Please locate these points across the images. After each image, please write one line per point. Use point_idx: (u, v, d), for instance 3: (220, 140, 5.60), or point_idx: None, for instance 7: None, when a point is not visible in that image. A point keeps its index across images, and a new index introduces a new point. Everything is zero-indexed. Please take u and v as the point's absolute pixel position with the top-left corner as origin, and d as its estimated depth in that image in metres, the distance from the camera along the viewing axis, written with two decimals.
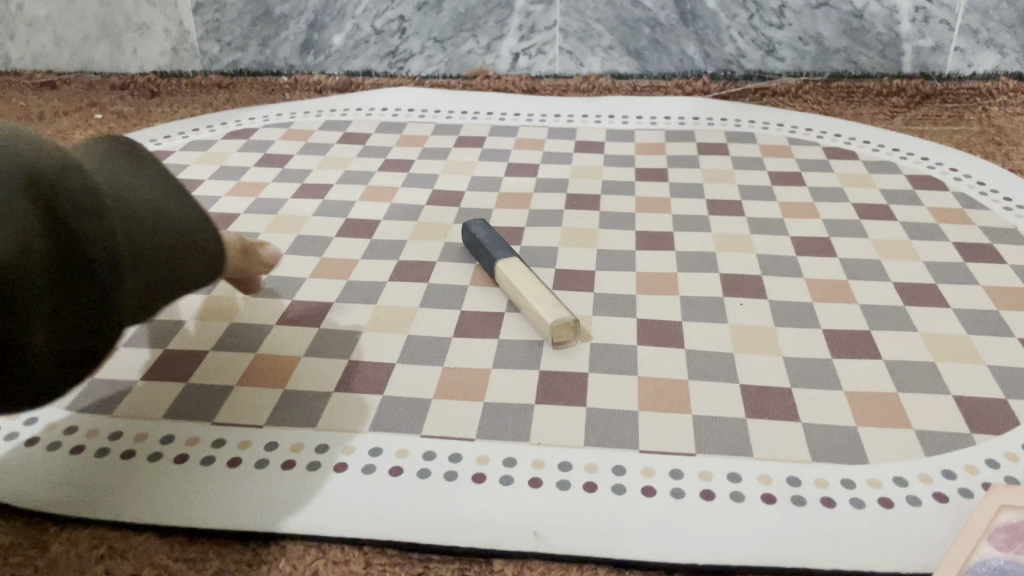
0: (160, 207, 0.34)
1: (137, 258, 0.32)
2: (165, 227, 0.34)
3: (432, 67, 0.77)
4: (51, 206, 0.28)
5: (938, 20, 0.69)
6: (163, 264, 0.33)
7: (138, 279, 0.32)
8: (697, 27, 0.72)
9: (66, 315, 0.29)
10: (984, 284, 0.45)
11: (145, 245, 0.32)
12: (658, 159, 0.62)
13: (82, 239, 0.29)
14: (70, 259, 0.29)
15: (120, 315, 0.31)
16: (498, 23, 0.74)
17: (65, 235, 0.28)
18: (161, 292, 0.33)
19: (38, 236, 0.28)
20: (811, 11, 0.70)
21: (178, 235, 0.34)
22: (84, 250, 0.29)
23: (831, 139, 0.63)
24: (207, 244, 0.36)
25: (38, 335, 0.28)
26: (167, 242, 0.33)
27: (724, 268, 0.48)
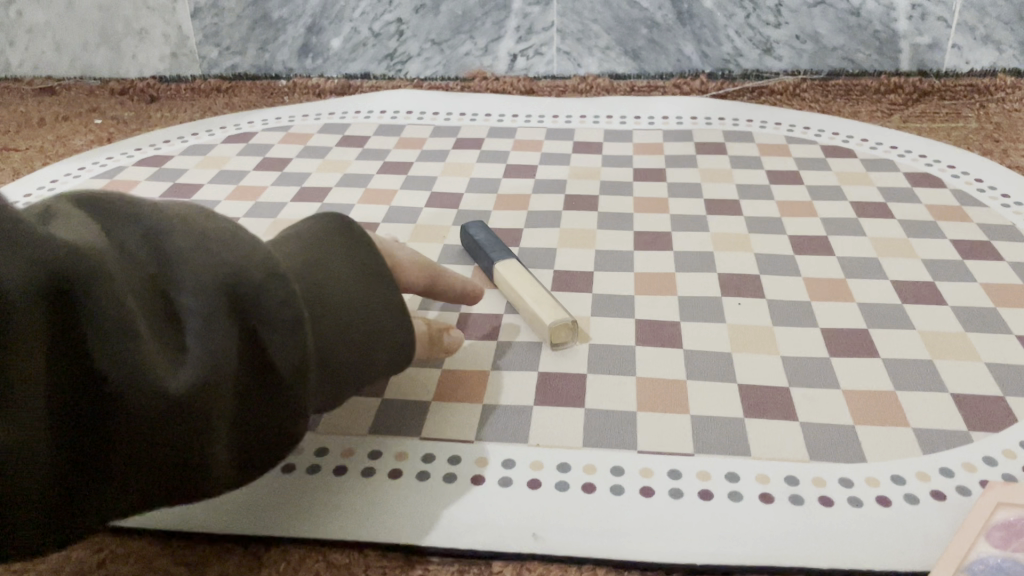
0: (364, 309, 0.32)
1: (328, 370, 0.31)
2: (363, 332, 0.32)
3: (431, 69, 0.77)
4: (246, 331, 0.27)
5: (935, 18, 0.69)
6: (355, 370, 0.32)
7: (321, 386, 0.31)
8: (695, 26, 0.72)
9: (241, 434, 0.28)
10: (982, 281, 0.45)
11: (338, 356, 0.31)
12: (656, 159, 0.62)
13: (272, 361, 0.28)
14: (253, 382, 0.28)
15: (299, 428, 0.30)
16: (496, 25, 0.74)
17: (255, 356, 0.28)
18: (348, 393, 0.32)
19: (232, 364, 0.27)
20: (808, 10, 0.70)
21: (378, 338, 0.32)
22: (272, 370, 0.28)
23: (829, 137, 0.63)
24: (400, 347, 0.33)
25: (222, 455, 0.28)
26: (364, 347, 0.32)
27: (722, 268, 0.48)
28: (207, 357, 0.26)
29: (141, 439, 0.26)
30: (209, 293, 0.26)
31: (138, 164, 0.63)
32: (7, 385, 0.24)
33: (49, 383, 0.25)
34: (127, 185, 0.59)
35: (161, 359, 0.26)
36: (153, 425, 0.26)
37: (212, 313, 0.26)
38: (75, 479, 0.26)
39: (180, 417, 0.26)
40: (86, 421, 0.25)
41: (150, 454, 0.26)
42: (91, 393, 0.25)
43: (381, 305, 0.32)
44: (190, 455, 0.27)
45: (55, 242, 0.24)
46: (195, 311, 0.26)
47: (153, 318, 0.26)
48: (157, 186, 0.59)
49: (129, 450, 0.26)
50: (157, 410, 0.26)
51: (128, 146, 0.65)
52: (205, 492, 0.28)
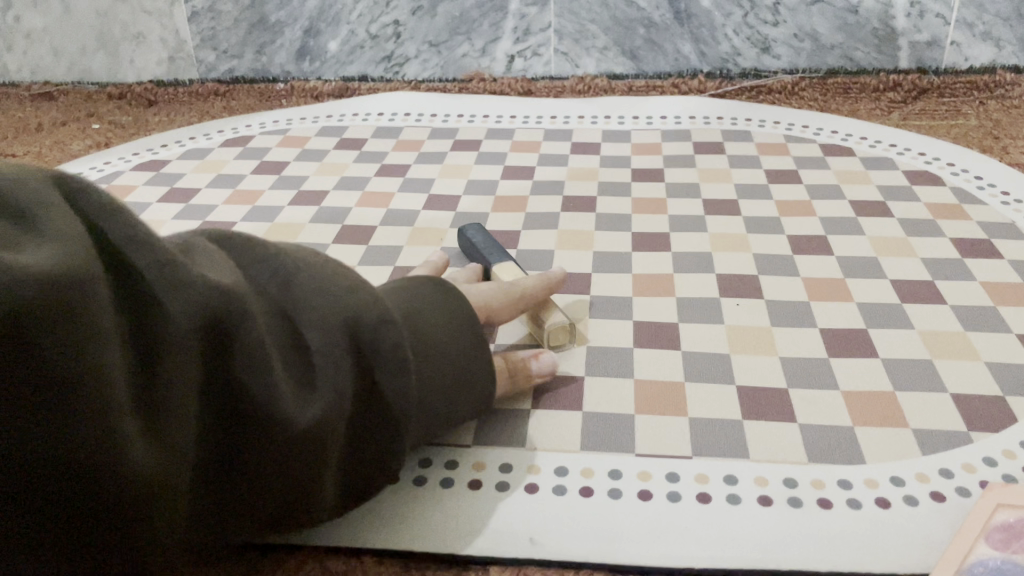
0: (461, 351, 0.33)
1: (426, 410, 0.32)
2: (460, 371, 0.33)
3: (428, 71, 0.77)
4: (364, 372, 0.29)
5: (934, 15, 0.69)
6: (450, 408, 0.33)
7: (422, 424, 0.32)
8: (693, 26, 0.72)
9: (349, 468, 0.29)
10: (982, 280, 0.45)
11: (435, 398, 0.32)
12: (654, 159, 0.62)
13: (383, 400, 0.29)
14: (364, 419, 0.29)
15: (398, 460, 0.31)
16: (493, 26, 0.74)
17: (371, 395, 0.29)
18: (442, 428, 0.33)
19: (350, 402, 0.28)
20: (807, 8, 0.70)
21: (471, 377, 0.34)
22: (385, 409, 0.29)
23: (828, 136, 0.63)
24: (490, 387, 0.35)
25: (332, 487, 0.29)
26: (458, 389, 0.33)
27: (721, 269, 0.47)
28: (333, 397, 0.27)
29: (268, 472, 0.27)
30: (333, 333, 0.28)
31: (135, 169, 0.62)
32: (164, 423, 0.24)
33: (194, 418, 0.25)
34: (124, 190, 0.59)
35: (293, 397, 0.27)
36: (281, 459, 0.27)
37: (336, 354, 0.28)
38: (202, 511, 0.26)
39: (303, 451, 0.27)
40: (220, 453, 0.26)
41: (270, 484, 0.27)
42: (230, 427, 0.26)
43: (473, 346, 0.34)
44: (307, 488, 0.28)
45: (210, 283, 0.25)
46: (323, 352, 0.27)
47: (283, 357, 0.27)
48: (154, 190, 0.59)
49: (253, 484, 0.27)
50: (288, 446, 0.27)
51: (127, 151, 0.65)
52: (313, 521, 0.29)
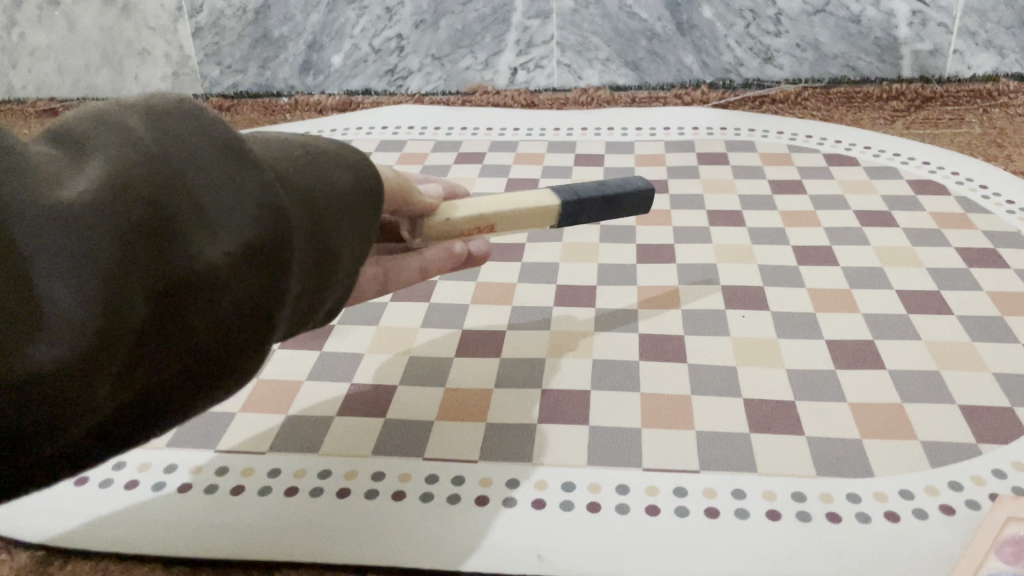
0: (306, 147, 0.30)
1: (293, 187, 0.27)
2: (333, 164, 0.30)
3: (432, 84, 0.77)
4: (177, 128, 0.25)
5: (936, 24, 0.68)
6: (340, 199, 0.29)
7: (316, 213, 0.28)
8: (694, 37, 0.71)
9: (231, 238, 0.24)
10: (988, 289, 0.45)
11: (298, 181, 0.28)
12: (657, 170, 0.62)
13: (228, 156, 0.25)
14: (221, 181, 0.25)
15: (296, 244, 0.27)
16: (496, 39, 0.73)
17: (209, 151, 0.25)
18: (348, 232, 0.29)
19: (157, 152, 0.24)
20: (809, 18, 0.69)
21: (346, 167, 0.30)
22: (212, 160, 0.25)
23: (832, 145, 0.63)
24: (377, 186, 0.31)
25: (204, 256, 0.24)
26: (322, 172, 0.29)
27: (726, 280, 0.47)
28: (137, 152, 0.24)
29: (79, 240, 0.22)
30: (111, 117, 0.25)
31: None
32: None
33: None
34: None
35: (71, 174, 0.23)
36: (115, 223, 0.22)
37: (122, 121, 0.24)
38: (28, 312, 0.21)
39: (112, 206, 0.22)
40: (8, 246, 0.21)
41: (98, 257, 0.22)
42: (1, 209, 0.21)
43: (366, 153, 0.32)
44: (154, 252, 0.23)
45: None
46: (106, 126, 0.24)
47: (67, 148, 0.24)
48: None
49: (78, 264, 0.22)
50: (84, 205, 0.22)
51: None
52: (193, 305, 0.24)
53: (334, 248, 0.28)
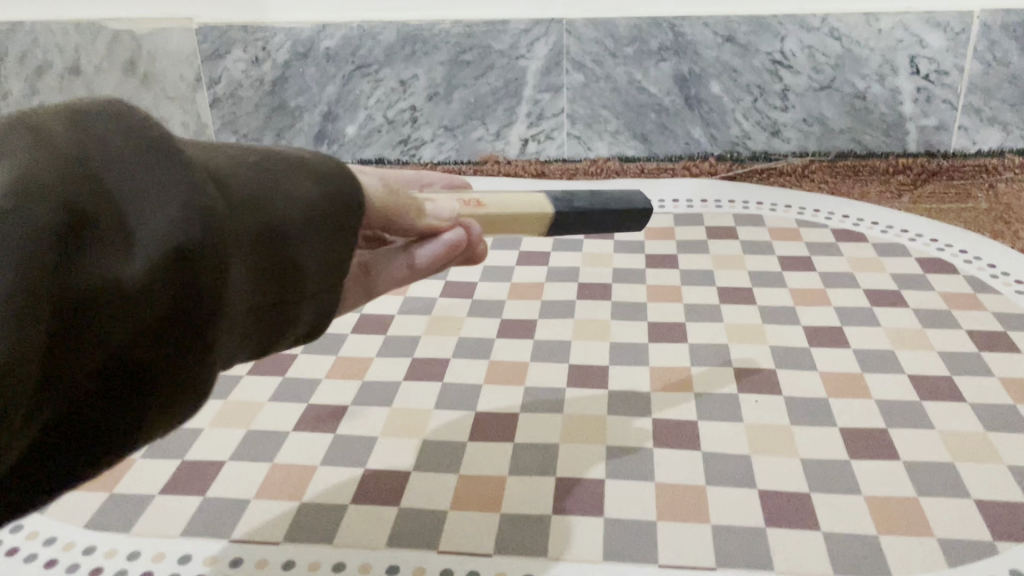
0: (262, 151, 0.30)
1: (233, 194, 0.28)
2: (286, 164, 0.30)
3: (444, 154, 0.77)
4: (95, 130, 0.25)
5: (941, 100, 0.68)
6: (297, 206, 0.29)
7: (265, 215, 0.28)
8: (702, 110, 0.72)
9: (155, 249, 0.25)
10: (1000, 375, 0.45)
11: (239, 184, 0.28)
12: (667, 244, 0.62)
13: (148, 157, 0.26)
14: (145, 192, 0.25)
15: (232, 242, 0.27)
16: (507, 111, 0.74)
17: (129, 154, 0.25)
18: (305, 231, 0.29)
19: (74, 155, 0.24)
20: (815, 93, 0.70)
21: (298, 168, 0.30)
22: (134, 166, 0.25)
23: (840, 221, 0.64)
24: (343, 187, 0.31)
25: (122, 271, 0.24)
26: (272, 176, 0.29)
27: (737, 361, 0.48)
28: (47, 153, 0.24)
29: None
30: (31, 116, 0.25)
31: None
32: None
33: None
34: None
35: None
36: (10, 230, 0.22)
37: (31, 118, 0.24)
38: None
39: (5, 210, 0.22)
40: None
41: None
42: None
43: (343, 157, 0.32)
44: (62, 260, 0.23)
45: None
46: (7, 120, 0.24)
47: None
48: None
49: None
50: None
51: None
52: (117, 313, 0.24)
53: (279, 254, 0.29)
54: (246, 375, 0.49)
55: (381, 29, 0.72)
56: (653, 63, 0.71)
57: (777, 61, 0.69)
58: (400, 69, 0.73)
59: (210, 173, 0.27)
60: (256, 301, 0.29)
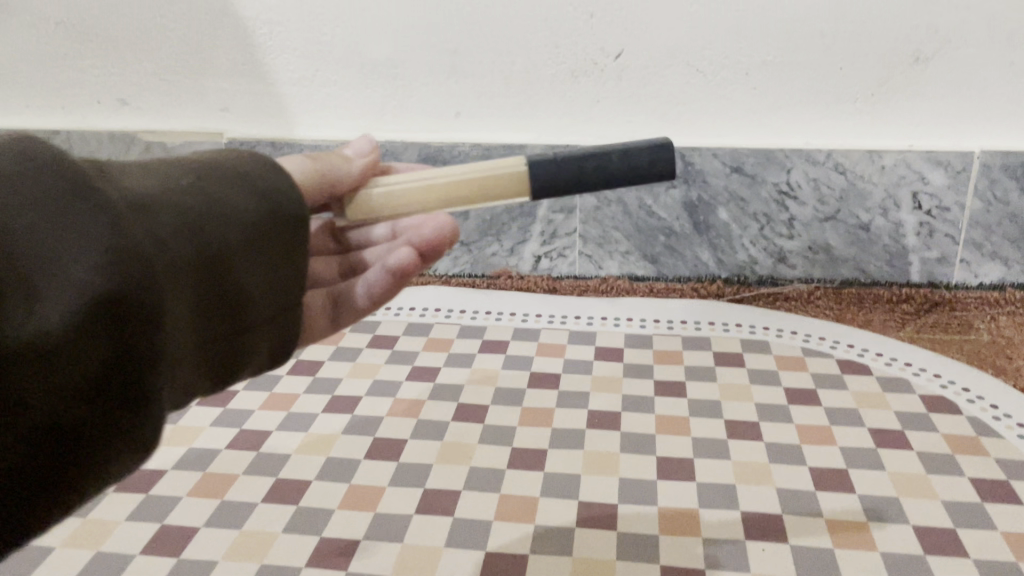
0: (193, 185, 0.36)
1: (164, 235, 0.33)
2: (224, 185, 0.36)
3: (458, 267, 0.79)
4: (23, 192, 0.30)
5: (943, 234, 0.71)
6: (225, 235, 0.35)
7: (200, 249, 0.34)
8: (711, 236, 0.74)
9: (79, 300, 0.29)
10: (1003, 529, 0.46)
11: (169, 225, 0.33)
12: (675, 370, 0.64)
13: (87, 206, 0.30)
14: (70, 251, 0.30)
15: (181, 273, 0.33)
16: (521, 229, 0.77)
17: (61, 203, 0.30)
18: (245, 253, 0.36)
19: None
20: (820, 224, 0.72)
21: (224, 196, 0.36)
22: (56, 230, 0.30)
23: (844, 350, 0.66)
24: (280, 202, 0.38)
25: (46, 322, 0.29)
26: (204, 214, 0.35)
27: (745, 504, 0.48)
28: None
29: None
30: None
31: None
32: None
33: None
34: None
35: None
36: None
37: None
38: None
39: None
40: None
41: None
42: None
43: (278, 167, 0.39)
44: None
45: None
46: None
47: None
48: None
49: None
50: None
51: None
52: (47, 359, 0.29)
53: (216, 277, 0.35)
54: (261, 502, 0.50)
55: (404, 149, 0.77)
56: (663, 190, 0.73)
57: (783, 191, 0.72)
58: None
59: (140, 214, 0.32)
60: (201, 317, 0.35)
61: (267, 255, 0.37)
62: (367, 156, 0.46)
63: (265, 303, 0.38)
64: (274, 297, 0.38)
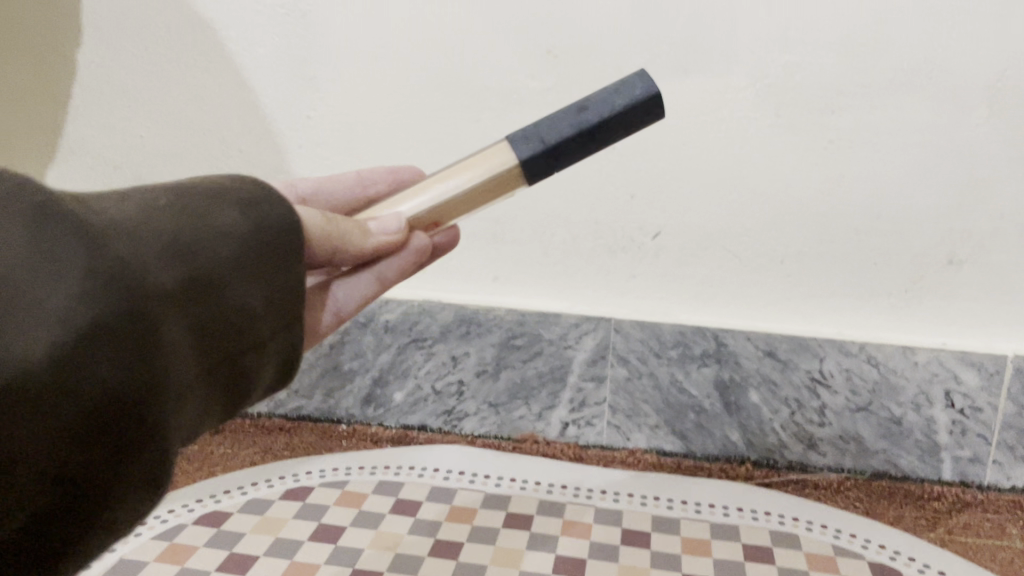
0: (178, 207, 0.38)
1: (160, 254, 0.35)
2: (207, 205, 0.39)
3: (484, 427, 0.79)
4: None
5: (975, 433, 0.71)
6: (218, 255, 0.38)
7: (199, 266, 0.37)
8: (741, 416, 0.74)
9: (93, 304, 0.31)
10: None
11: (160, 245, 0.35)
12: (703, 561, 0.63)
13: (65, 232, 0.31)
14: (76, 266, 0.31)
15: (176, 294, 0.35)
16: (551, 394, 0.77)
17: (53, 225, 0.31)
18: (236, 268, 0.39)
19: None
20: (852, 413, 0.72)
21: (212, 216, 0.39)
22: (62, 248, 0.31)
23: (876, 551, 0.65)
24: (265, 216, 0.41)
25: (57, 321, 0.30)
26: (193, 233, 0.37)
27: None
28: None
29: None
30: None
31: (197, 523, 0.67)
32: None
33: None
34: (186, 550, 0.63)
35: None
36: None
37: None
38: None
39: None
40: None
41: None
42: None
43: (268, 189, 0.43)
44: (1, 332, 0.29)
45: None
46: None
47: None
48: (214, 556, 0.62)
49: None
50: None
51: (191, 497, 0.70)
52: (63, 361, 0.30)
53: (216, 293, 0.38)
54: None
55: (440, 309, 0.77)
56: (695, 367, 0.74)
57: (815, 379, 0.72)
58: (453, 345, 0.78)
59: (133, 233, 0.34)
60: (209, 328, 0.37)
61: (255, 271, 0.40)
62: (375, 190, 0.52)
63: (266, 315, 0.41)
64: (274, 311, 0.41)
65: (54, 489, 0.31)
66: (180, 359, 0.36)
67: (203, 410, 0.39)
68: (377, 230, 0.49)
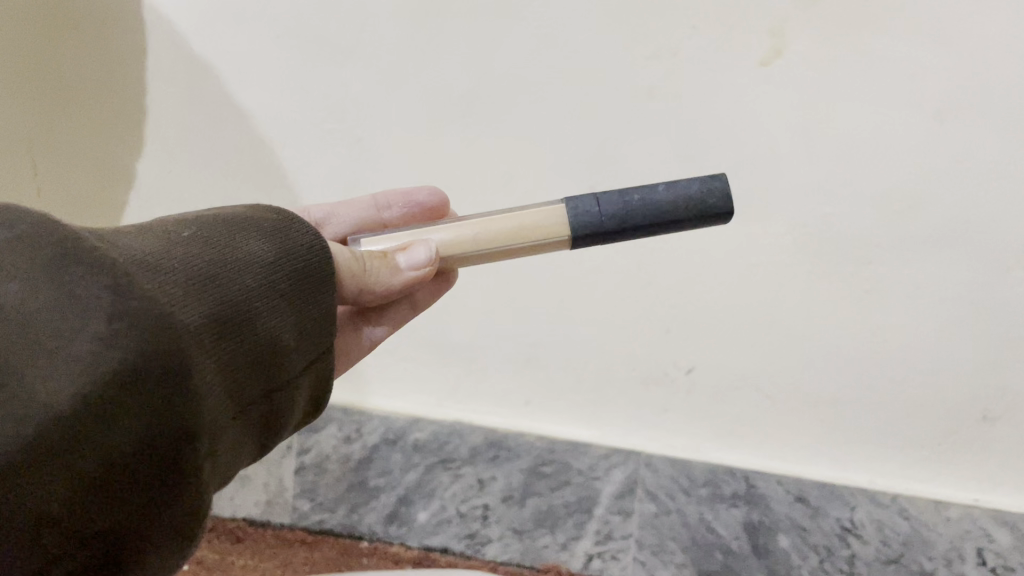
0: (206, 243, 0.39)
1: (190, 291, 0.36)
2: (232, 240, 0.40)
3: (507, 553, 0.76)
4: (8, 266, 0.31)
5: None
6: (245, 288, 0.39)
7: (229, 297, 0.37)
8: (770, 561, 0.72)
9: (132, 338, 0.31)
10: None
11: (189, 279, 0.36)
12: None
13: (89, 272, 0.31)
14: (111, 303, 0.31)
15: (211, 330, 0.36)
16: (577, 524, 0.76)
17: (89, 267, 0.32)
18: (266, 299, 0.40)
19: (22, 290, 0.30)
20: (883, 565, 0.71)
21: (239, 249, 0.40)
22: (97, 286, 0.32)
23: None
24: (288, 247, 0.43)
25: (94, 351, 0.30)
26: (220, 265, 0.38)
27: None
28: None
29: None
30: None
31: None
32: None
33: None
34: None
35: None
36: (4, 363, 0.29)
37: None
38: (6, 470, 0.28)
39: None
40: None
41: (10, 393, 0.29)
42: None
43: (290, 219, 0.45)
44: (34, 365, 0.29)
45: None
46: None
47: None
48: None
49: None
50: None
51: None
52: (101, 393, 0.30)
53: (251, 328, 0.38)
54: None
55: (470, 431, 0.78)
56: (724, 507, 0.73)
57: (845, 527, 0.71)
58: (480, 468, 0.78)
59: (164, 270, 0.35)
60: (249, 360, 0.38)
61: (284, 301, 0.41)
62: (418, 267, 0.49)
63: (299, 344, 0.42)
64: (307, 340, 0.42)
65: (113, 529, 0.32)
66: (222, 392, 0.36)
67: (247, 442, 0.39)
68: (406, 265, 0.50)
